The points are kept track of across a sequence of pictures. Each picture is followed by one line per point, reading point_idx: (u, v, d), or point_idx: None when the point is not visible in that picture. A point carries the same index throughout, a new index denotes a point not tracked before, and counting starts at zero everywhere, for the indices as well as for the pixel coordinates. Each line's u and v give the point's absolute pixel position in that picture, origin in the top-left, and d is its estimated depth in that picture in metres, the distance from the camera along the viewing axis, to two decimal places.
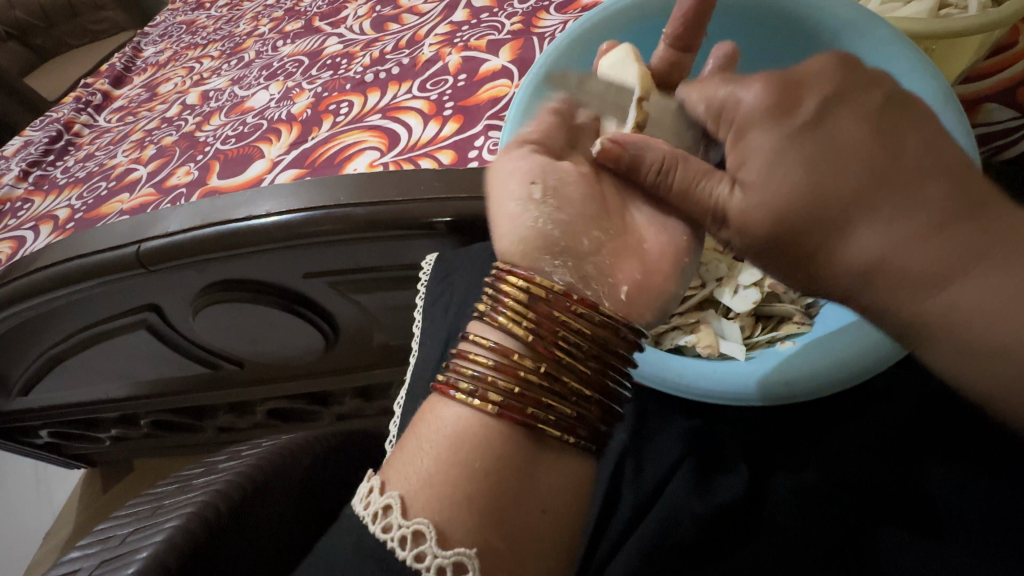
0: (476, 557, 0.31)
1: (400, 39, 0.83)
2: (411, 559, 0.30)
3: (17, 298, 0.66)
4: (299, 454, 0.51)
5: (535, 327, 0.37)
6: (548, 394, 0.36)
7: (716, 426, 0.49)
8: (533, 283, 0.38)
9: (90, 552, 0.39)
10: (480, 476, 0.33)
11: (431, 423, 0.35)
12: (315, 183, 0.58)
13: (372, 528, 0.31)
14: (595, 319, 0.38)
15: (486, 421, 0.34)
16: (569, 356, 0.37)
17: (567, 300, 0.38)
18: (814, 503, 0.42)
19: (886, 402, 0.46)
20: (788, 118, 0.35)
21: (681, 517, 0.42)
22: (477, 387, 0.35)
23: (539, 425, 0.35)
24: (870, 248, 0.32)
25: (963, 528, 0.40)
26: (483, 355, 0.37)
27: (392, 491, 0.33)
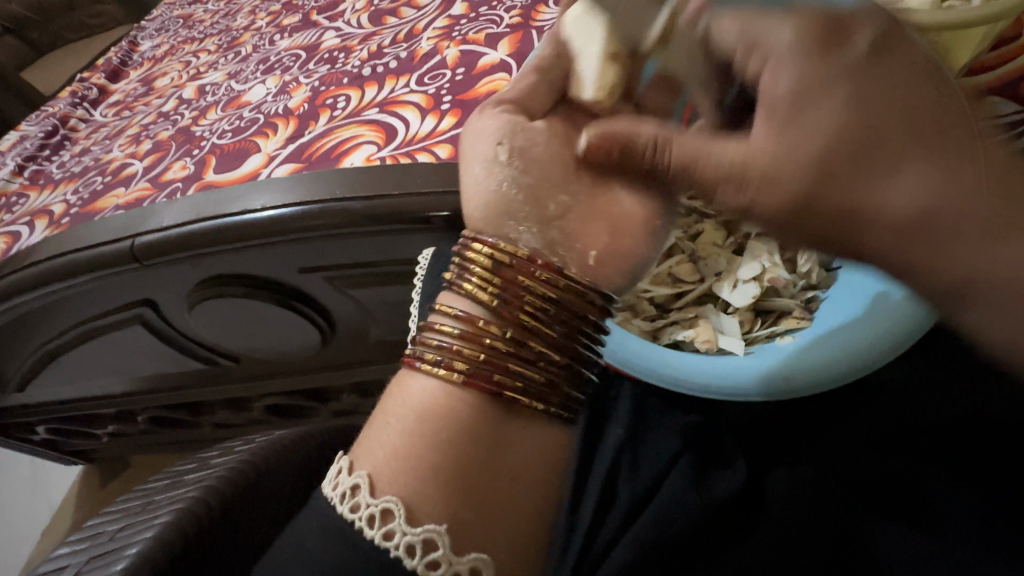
0: (446, 534, 0.32)
1: (398, 33, 0.83)
2: (380, 538, 0.32)
3: (10, 293, 0.65)
4: (293, 449, 0.51)
5: (498, 293, 0.38)
6: (514, 360, 0.37)
7: (716, 423, 0.47)
8: (497, 250, 0.39)
9: (80, 548, 0.38)
10: (448, 447, 0.35)
11: (401, 394, 0.38)
12: (310, 177, 0.57)
13: (340, 509, 0.33)
14: (561, 283, 0.38)
15: (450, 390, 0.37)
16: (534, 319, 0.38)
17: (530, 266, 0.38)
18: (810, 502, 0.42)
19: (890, 397, 0.45)
20: (836, 53, 0.31)
21: (676, 517, 0.42)
22: (443, 357, 0.37)
23: (504, 392, 0.36)
24: (906, 205, 0.29)
25: (956, 526, 0.39)
26: (450, 324, 0.38)
27: (361, 470, 0.35)
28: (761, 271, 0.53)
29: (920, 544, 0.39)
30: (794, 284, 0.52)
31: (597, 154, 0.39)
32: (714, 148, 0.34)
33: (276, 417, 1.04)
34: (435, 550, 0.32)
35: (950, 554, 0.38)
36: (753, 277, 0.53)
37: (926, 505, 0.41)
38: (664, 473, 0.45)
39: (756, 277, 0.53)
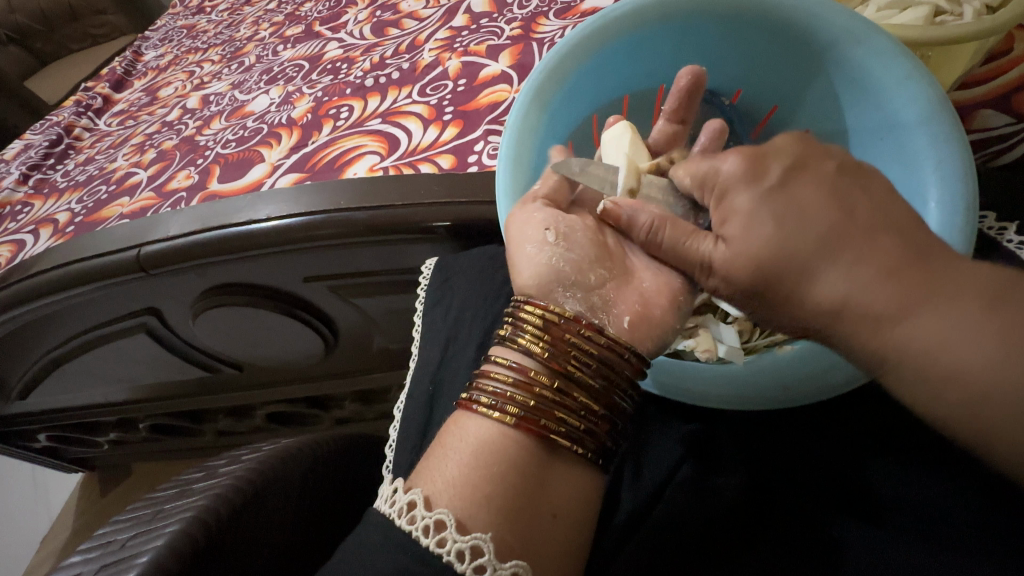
0: (492, 540, 0.31)
1: (400, 44, 0.84)
2: (434, 545, 0.31)
3: (17, 301, 0.66)
4: (299, 458, 0.51)
5: (549, 348, 0.38)
6: (561, 408, 0.36)
7: (715, 430, 0.48)
8: (547, 309, 0.39)
9: (91, 556, 0.39)
10: (498, 479, 0.33)
11: (453, 434, 0.36)
12: (314, 188, 0.58)
13: (398, 522, 0.32)
14: (602, 341, 0.38)
15: (506, 432, 0.35)
16: (580, 373, 0.37)
17: (577, 323, 0.38)
18: (805, 505, 0.43)
19: (883, 404, 0.46)
20: (754, 180, 0.35)
21: (681, 518, 0.43)
22: (497, 401, 0.36)
23: (551, 435, 0.35)
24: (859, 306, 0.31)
25: (943, 525, 0.39)
26: (503, 374, 0.38)
27: (415, 489, 0.33)
28: None
29: (922, 542, 0.39)
30: None
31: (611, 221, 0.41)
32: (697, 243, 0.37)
33: (278, 424, 1.04)
34: (484, 555, 0.30)
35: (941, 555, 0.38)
36: None
37: (921, 509, 0.40)
38: (666, 480, 0.45)
39: None
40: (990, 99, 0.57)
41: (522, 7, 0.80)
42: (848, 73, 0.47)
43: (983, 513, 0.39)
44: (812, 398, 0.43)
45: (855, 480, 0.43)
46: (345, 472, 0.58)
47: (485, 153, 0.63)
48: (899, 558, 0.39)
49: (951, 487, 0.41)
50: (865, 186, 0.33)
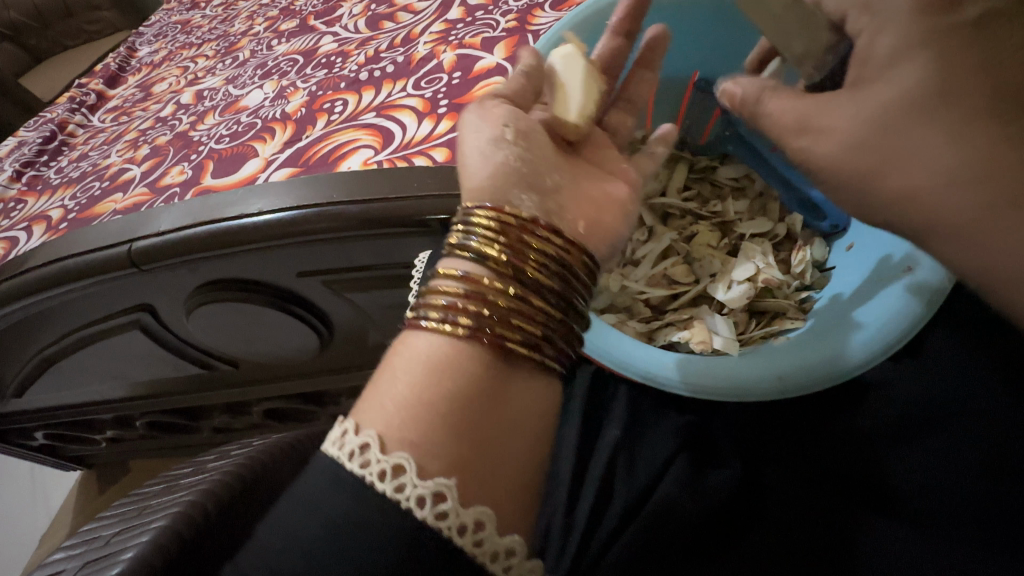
0: (454, 487, 0.30)
1: (395, 38, 0.83)
2: (392, 491, 0.28)
3: (9, 298, 0.65)
4: (286, 450, 0.50)
5: (504, 252, 0.36)
6: (518, 314, 0.35)
7: (709, 422, 0.49)
8: (502, 215, 0.37)
9: (75, 553, 0.38)
10: (450, 394, 0.32)
11: (401, 353, 0.34)
12: (306, 182, 0.57)
13: (347, 465, 0.29)
14: (555, 244, 0.38)
15: (455, 344, 0.34)
16: (538, 278, 0.36)
17: (534, 227, 0.37)
18: (801, 497, 0.43)
19: (880, 397, 0.45)
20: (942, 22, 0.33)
21: (675, 513, 0.42)
22: (447, 314, 0.34)
23: (505, 344, 0.34)
24: (925, 186, 0.33)
25: (940, 516, 0.40)
26: (453, 285, 0.36)
27: (368, 431, 0.31)
28: (755, 272, 0.55)
29: (907, 540, 0.40)
30: (788, 285, 0.54)
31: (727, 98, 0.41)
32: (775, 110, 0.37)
33: (275, 421, 1.04)
34: (446, 502, 0.29)
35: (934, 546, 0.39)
36: (747, 278, 0.55)
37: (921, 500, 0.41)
38: (660, 472, 0.45)
39: (750, 278, 0.55)
40: None
41: None
42: None
43: (974, 504, 0.39)
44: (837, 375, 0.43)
45: (848, 473, 0.43)
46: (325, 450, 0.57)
47: None
48: (885, 550, 0.40)
49: (946, 483, 0.41)
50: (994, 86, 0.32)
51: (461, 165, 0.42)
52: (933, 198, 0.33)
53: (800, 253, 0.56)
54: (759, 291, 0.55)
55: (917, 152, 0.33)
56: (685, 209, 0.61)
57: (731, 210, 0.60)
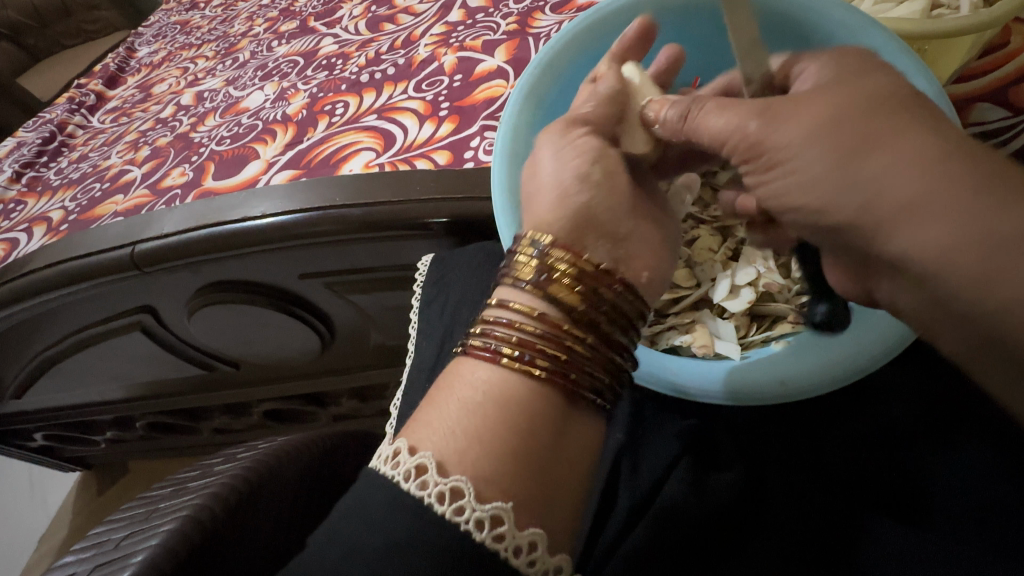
0: (512, 511, 0.30)
1: (395, 40, 0.83)
2: (451, 513, 0.29)
3: (12, 300, 0.65)
4: (295, 454, 0.51)
5: (584, 299, 0.36)
6: (591, 364, 0.36)
7: (713, 426, 0.49)
8: (580, 263, 0.37)
9: (85, 556, 0.39)
10: (494, 418, 0.32)
11: (467, 382, 0.34)
12: (309, 184, 0.58)
13: (405, 486, 0.30)
14: (625, 293, 0.38)
15: (533, 386, 0.34)
16: (610, 328, 0.37)
17: (609, 278, 0.38)
18: (807, 499, 0.43)
19: (885, 400, 0.47)
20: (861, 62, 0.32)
21: (682, 509, 0.43)
22: (525, 353, 0.34)
23: (580, 391, 0.35)
24: (889, 195, 0.26)
25: (951, 520, 0.40)
26: (526, 322, 0.36)
27: (424, 452, 0.31)
28: (756, 277, 0.56)
29: (915, 538, 0.40)
30: (789, 290, 0.54)
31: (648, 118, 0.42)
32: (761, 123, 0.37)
33: (276, 422, 1.04)
34: (503, 524, 0.29)
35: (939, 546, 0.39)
36: (748, 283, 0.56)
37: (920, 502, 0.42)
38: (664, 474, 0.46)
39: (750, 282, 0.56)
40: (986, 93, 0.57)
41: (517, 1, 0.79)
42: None
43: (981, 508, 0.40)
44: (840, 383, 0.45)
45: (853, 475, 0.44)
46: (342, 463, 0.59)
47: (480, 149, 0.63)
48: (895, 549, 0.40)
49: (954, 485, 0.42)
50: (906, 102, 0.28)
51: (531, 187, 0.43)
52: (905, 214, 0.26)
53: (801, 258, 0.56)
54: (760, 296, 0.55)
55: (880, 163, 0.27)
56: (686, 215, 0.62)
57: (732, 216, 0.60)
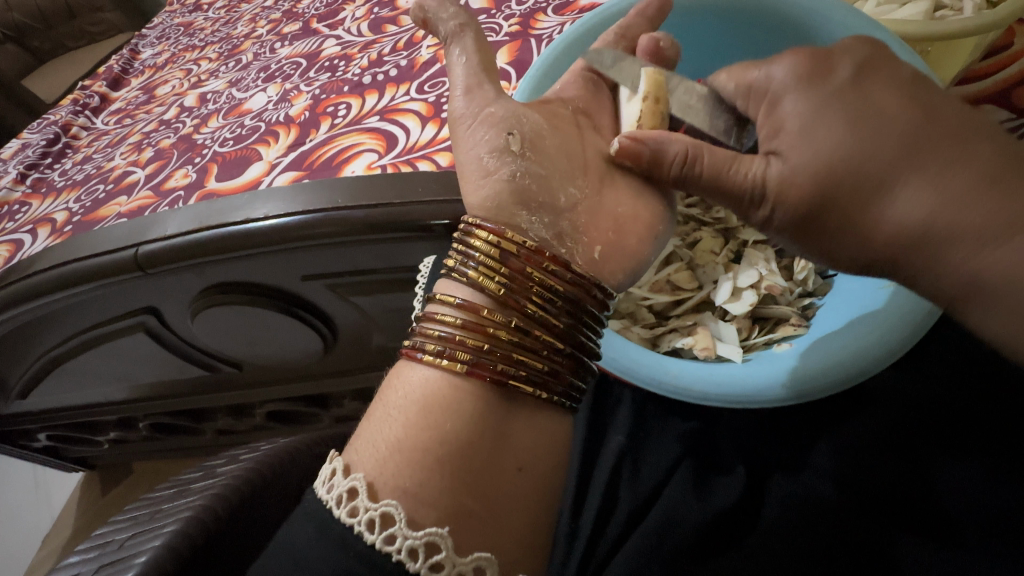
0: (448, 536, 0.34)
1: (398, 41, 0.83)
2: (381, 541, 0.33)
3: (16, 301, 0.66)
4: (296, 457, 0.51)
5: (506, 284, 0.41)
6: (519, 350, 0.40)
7: (713, 429, 0.55)
8: (503, 240, 0.42)
9: (88, 557, 0.39)
10: (455, 437, 0.37)
11: (405, 384, 0.40)
12: (312, 187, 0.58)
13: (338, 513, 0.34)
14: (567, 277, 0.42)
15: (455, 377, 0.39)
16: (539, 309, 0.41)
17: (538, 258, 0.42)
18: (818, 508, 0.49)
19: (882, 403, 0.52)
20: (826, 81, 0.41)
21: (681, 520, 0.50)
22: (445, 347, 0.39)
23: (509, 380, 0.39)
24: (904, 217, 0.37)
25: (954, 523, 0.47)
26: (451, 314, 0.41)
27: (356, 475, 0.36)
28: (758, 279, 0.56)
29: (915, 542, 0.47)
30: (791, 293, 0.55)
31: (627, 158, 0.45)
32: (742, 164, 0.42)
33: (277, 422, 1.04)
34: (438, 552, 0.34)
35: (922, 548, 0.47)
36: (751, 285, 0.56)
37: (900, 502, 0.48)
38: (665, 477, 0.53)
39: (753, 285, 0.56)
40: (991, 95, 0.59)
41: (520, 3, 0.79)
42: None
43: (982, 509, 0.47)
44: (836, 386, 0.45)
45: (863, 483, 0.49)
46: None
47: None
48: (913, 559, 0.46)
49: (959, 483, 0.48)
50: (889, 123, 0.38)
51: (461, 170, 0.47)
52: (928, 226, 0.36)
53: (804, 261, 0.56)
54: (762, 299, 0.56)
55: (892, 197, 0.37)
56: (689, 216, 0.62)
57: (734, 217, 0.60)
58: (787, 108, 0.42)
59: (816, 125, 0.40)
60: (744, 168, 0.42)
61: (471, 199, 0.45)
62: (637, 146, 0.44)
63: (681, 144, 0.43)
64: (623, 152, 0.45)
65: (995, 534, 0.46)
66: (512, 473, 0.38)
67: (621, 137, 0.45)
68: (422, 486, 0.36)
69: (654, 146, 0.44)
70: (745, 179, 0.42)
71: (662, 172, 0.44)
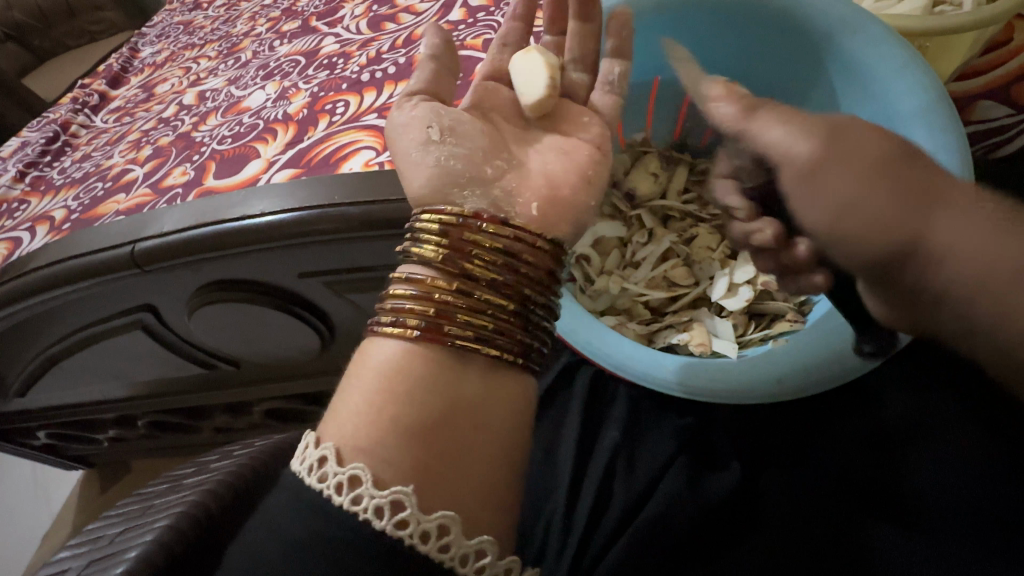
0: (413, 495, 0.34)
1: (396, 39, 0.83)
2: (348, 503, 0.33)
3: (13, 297, 0.65)
4: (289, 453, 0.51)
5: (449, 250, 0.41)
6: (464, 310, 0.40)
7: (709, 426, 0.56)
8: (444, 215, 0.43)
9: (79, 552, 0.39)
10: (428, 411, 0.37)
11: (362, 358, 0.40)
12: (308, 183, 0.58)
13: (309, 480, 0.35)
14: (506, 235, 0.42)
15: (406, 344, 0.39)
16: (482, 270, 0.41)
17: (476, 222, 0.42)
18: (812, 501, 0.49)
19: (879, 401, 0.52)
20: None
21: (672, 514, 0.49)
22: (397, 317, 0.40)
23: (456, 339, 0.39)
24: (967, 233, 0.29)
25: (958, 522, 0.46)
26: (402, 287, 0.41)
27: (325, 444, 0.36)
28: (755, 275, 0.55)
29: (914, 538, 0.46)
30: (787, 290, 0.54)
31: None
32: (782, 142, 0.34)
33: (276, 420, 1.04)
34: (404, 509, 0.33)
35: (922, 547, 0.45)
36: (748, 281, 0.56)
37: (894, 495, 0.48)
38: (661, 473, 0.53)
39: (750, 280, 0.56)
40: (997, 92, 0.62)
41: None
42: (845, 62, 0.54)
43: (988, 504, 0.46)
44: (830, 381, 0.45)
45: (859, 479, 0.49)
46: None
47: None
48: (911, 553, 0.45)
49: (964, 479, 0.47)
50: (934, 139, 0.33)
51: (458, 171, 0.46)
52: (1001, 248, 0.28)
53: None
54: (759, 294, 0.55)
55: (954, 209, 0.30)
56: (685, 211, 0.62)
57: None
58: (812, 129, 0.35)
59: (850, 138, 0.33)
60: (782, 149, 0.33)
61: (465, 198, 0.45)
62: None
63: None
64: None
65: (995, 531, 0.45)
66: None
67: None
68: (413, 481, 0.35)
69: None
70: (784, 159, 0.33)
71: None
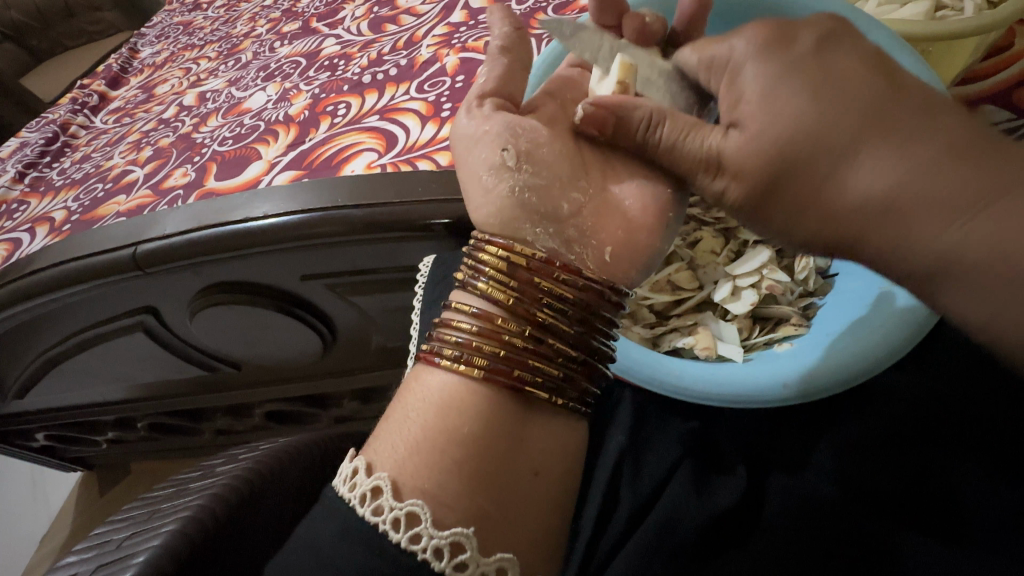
0: (473, 536, 0.34)
1: (398, 40, 0.83)
2: (406, 541, 0.33)
3: (14, 299, 0.65)
4: (294, 459, 0.51)
5: (516, 295, 0.41)
6: (534, 356, 0.40)
7: (713, 429, 0.56)
8: (513, 252, 0.42)
9: (87, 556, 0.39)
10: (467, 439, 0.37)
11: (418, 387, 0.40)
12: (311, 186, 0.57)
13: (361, 510, 0.34)
14: (577, 285, 0.42)
15: (471, 383, 0.39)
16: (551, 319, 0.41)
17: (549, 268, 0.41)
18: (825, 509, 0.48)
19: (885, 403, 0.52)
20: (786, 49, 0.38)
21: (681, 519, 0.50)
22: (462, 353, 0.40)
23: (528, 387, 0.39)
24: (870, 185, 0.33)
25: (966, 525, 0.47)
26: (466, 321, 0.41)
27: (380, 474, 0.36)
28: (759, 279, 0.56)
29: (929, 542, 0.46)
30: (792, 293, 0.55)
31: (591, 125, 0.45)
32: (699, 134, 0.41)
33: (276, 422, 1.04)
34: (463, 552, 0.34)
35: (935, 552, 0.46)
36: (752, 284, 0.56)
37: (904, 498, 0.48)
38: (666, 478, 0.53)
39: (753, 284, 0.57)
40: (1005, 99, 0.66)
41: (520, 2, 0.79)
42: None
43: (994, 505, 0.47)
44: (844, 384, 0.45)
45: (865, 485, 0.49)
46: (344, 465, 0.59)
47: None
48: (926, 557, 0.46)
49: (971, 480, 0.48)
50: (855, 82, 0.35)
51: (467, 176, 0.46)
52: (900, 195, 0.32)
53: (804, 261, 0.56)
54: (764, 298, 0.56)
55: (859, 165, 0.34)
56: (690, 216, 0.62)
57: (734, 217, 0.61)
58: (748, 74, 0.39)
59: (775, 88, 0.37)
60: (698, 138, 0.41)
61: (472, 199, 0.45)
62: (602, 113, 0.44)
63: (645, 107, 0.43)
64: (588, 120, 0.45)
65: (999, 531, 0.46)
66: (520, 475, 0.38)
67: (587, 103, 0.45)
68: (429, 482, 0.36)
69: (618, 113, 0.44)
70: (700, 150, 0.41)
71: (626, 136, 0.45)
